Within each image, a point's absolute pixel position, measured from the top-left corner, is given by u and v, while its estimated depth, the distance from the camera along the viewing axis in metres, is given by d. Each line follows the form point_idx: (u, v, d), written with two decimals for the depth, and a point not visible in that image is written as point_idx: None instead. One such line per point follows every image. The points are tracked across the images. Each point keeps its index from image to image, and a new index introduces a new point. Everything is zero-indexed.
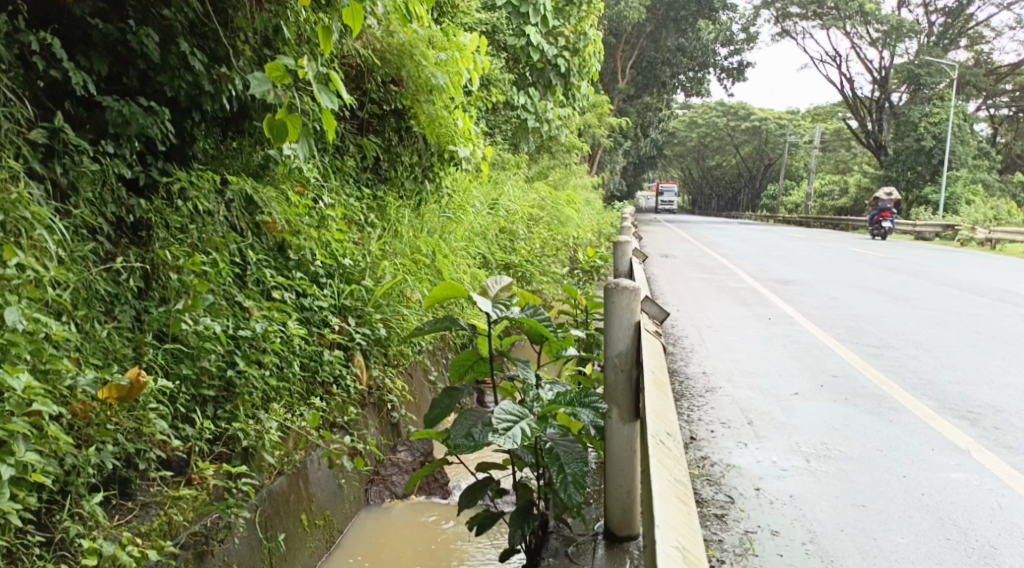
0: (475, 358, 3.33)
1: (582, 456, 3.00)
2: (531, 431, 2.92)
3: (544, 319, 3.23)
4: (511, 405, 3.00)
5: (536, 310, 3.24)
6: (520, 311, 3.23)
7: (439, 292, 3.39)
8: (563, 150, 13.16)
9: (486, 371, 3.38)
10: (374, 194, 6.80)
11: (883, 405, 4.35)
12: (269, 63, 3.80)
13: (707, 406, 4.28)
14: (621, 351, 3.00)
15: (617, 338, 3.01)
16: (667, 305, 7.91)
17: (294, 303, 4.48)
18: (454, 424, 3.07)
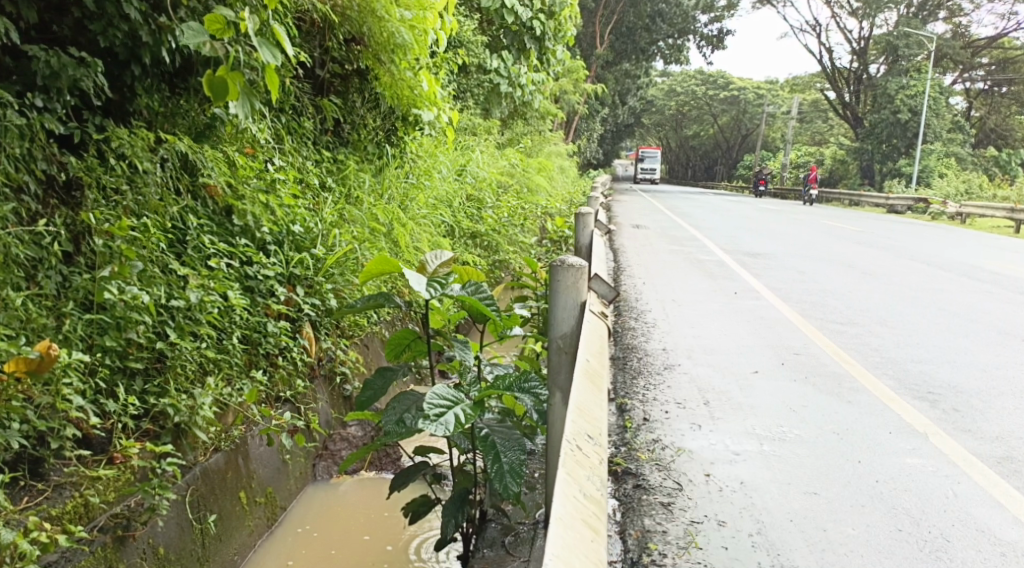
0: (412, 337, 3.17)
1: (519, 444, 2.92)
2: (466, 418, 2.77)
3: (486, 297, 3.05)
4: (446, 389, 2.86)
5: (478, 288, 3.05)
6: (460, 289, 3.04)
7: (373, 268, 3.25)
8: (537, 116, 12.93)
9: (424, 350, 3.23)
10: (334, 158, 6.58)
11: (843, 386, 4.23)
12: (207, 14, 3.74)
13: (664, 386, 4.15)
14: (565, 332, 2.94)
15: (561, 319, 2.95)
16: (633, 276, 7.79)
17: (238, 271, 4.29)
18: (385, 409, 3.00)
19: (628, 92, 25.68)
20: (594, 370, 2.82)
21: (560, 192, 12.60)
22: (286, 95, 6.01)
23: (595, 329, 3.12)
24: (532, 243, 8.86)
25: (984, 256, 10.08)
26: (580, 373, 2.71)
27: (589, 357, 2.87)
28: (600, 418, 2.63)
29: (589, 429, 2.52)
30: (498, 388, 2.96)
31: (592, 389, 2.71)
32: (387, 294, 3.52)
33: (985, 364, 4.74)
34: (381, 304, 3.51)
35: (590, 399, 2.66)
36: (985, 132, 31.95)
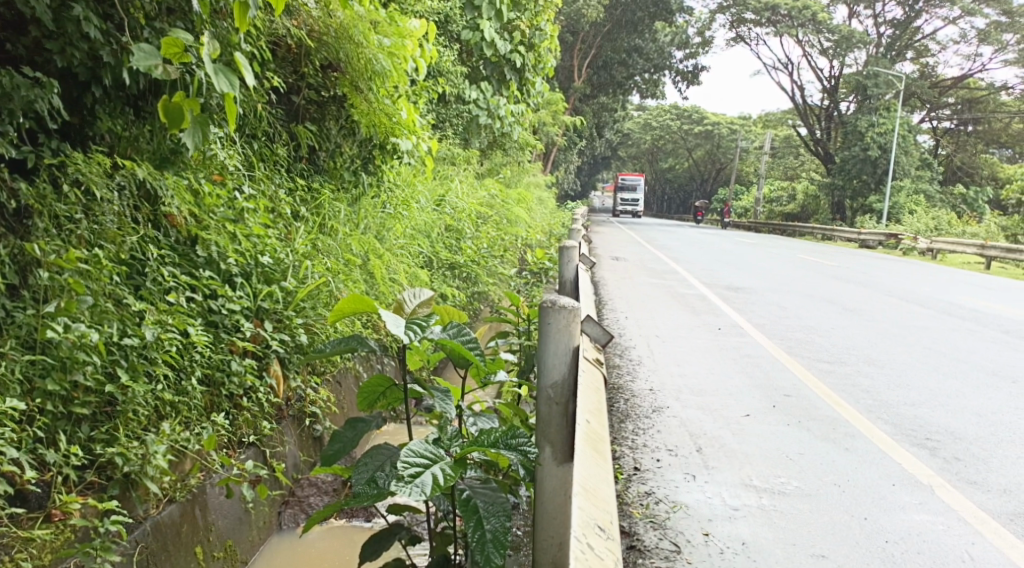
0: (387, 384, 2.91)
1: (504, 508, 2.69)
2: (445, 479, 2.55)
3: (469, 340, 2.81)
4: (424, 446, 2.63)
5: (460, 330, 2.81)
6: (442, 331, 2.81)
7: (344, 308, 2.98)
8: (517, 148, 12.78)
9: (399, 398, 2.97)
10: (308, 186, 6.34)
11: (839, 431, 4.03)
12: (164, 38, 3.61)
13: (653, 430, 3.93)
14: (556, 382, 2.72)
15: (553, 364, 2.71)
16: (616, 311, 7.61)
17: (200, 306, 4.05)
18: (356, 465, 2.77)
19: (605, 126, 25.72)
20: (592, 436, 2.86)
21: (541, 224, 12.43)
22: (256, 121, 5.79)
23: (588, 374, 3.09)
24: (512, 274, 8.64)
25: (962, 293, 10.02)
26: (582, 445, 2.76)
27: (587, 418, 2.90)
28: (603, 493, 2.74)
29: (596, 519, 2.60)
30: (479, 446, 2.69)
31: (593, 459, 2.79)
32: (359, 335, 3.26)
33: (981, 408, 4.56)
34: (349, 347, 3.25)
35: (590, 476, 2.73)
36: (954, 169, 32.39)
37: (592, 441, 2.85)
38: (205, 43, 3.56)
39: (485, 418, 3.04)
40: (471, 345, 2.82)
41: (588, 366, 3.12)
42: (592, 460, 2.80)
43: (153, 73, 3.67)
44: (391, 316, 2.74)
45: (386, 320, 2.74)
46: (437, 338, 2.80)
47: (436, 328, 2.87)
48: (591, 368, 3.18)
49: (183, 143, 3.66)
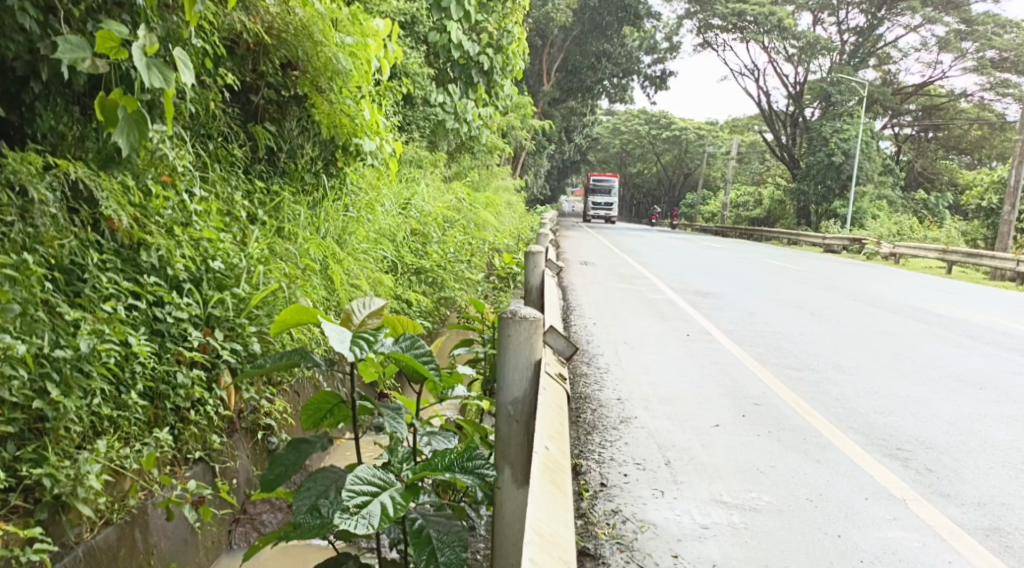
0: (334, 401, 2.78)
1: (459, 539, 2.59)
2: (394, 509, 2.44)
3: (423, 352, 2.67)
4: (371, 473, 2.52)
5: (413, 341, 2.67)
6: (394, 343, 2.67)
7: (288, 317, 2.81)
8: (485, 151, 12.62)
9: (347, 416, 2.82)
10: (266, 189, 6.13)
11: (811, 441, 3.91)
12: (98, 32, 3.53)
13: (621, 443, 3.78)
14: (516, 398, 2.76)
15: (513, 382, 2.76)
16: (583, 316, 7.47)
17: (144, 314, 3.86)
18: (299, 492, 2.64)
19: (574, 130, 25.67)
20: (550, 468, 2.64)
21: (509, 228, 12.28)
22: (210, 121, 5.59)
23: (549, 404, 2.92)
24: (479, 279, 8.48)
25: (929, 298, 10.02)
26: (538, 482, 2.50)
27: (545, 447, 2.69)
28: (564, 537, 2.41)
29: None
30: (434, 470, 2.58)
31: (550, 499, 2.50)
32: (301, 348, 3.09)
33: (951, 416, 4.47)
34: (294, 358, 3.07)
35: (547, 518, 2.41)
36: (916, 175, 32.81)
37: (551, 474, 2.62)
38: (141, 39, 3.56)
39: (439, 438, 2.93)
40: (425, 358, 2.68)
41: (550, 392, 2.97)
42: (550, 499, 2.51)
43: (81, 65, 3.61)
44: (338, 330, 2.59)
45: (333, 334, 2.60)
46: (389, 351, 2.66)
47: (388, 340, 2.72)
48: (554, 386, 3.05)
49: (114, 141, 3.65)
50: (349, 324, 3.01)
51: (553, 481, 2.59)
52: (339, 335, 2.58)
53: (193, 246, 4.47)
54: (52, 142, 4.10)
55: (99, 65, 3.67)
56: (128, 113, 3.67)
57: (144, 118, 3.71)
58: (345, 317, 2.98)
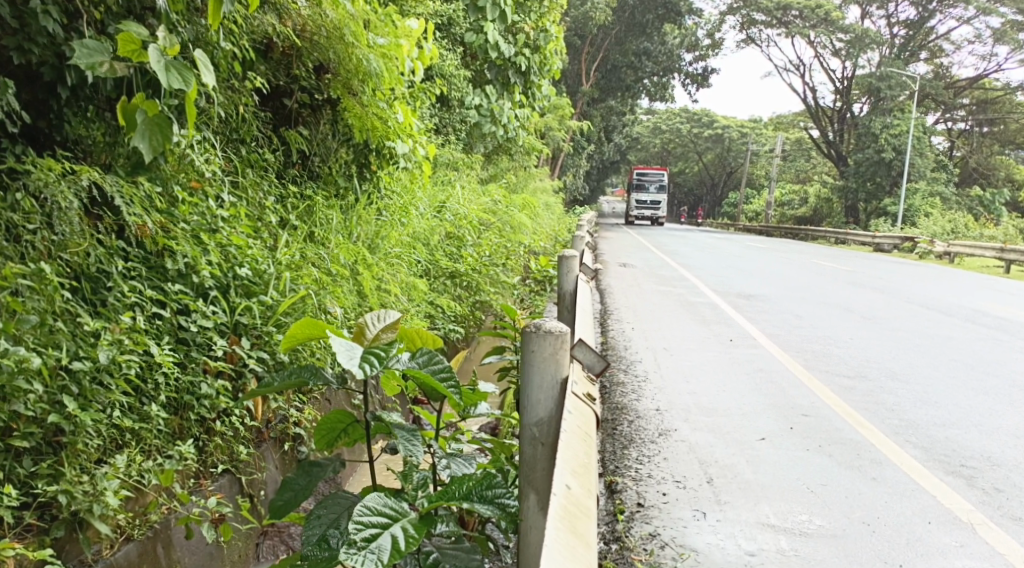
0: (347, 421, 2.77)
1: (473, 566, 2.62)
2: (404, 543, 2.39)
3: (440, 368, 2.63)
4: (379, 505, 2.47)
5: (431, 357, 2.63)
6: (410, 359, 2.63)
7: (298, 333, 2.78)
8: (522, 152, 12.47)
9: (361, 436, 2.81)
10: (298, 193, 6.04)
11: (865, 457, 3.69)
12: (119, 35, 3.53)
13: (659, 458, 3.60)
14: (540, 419, 2.73)
15: (536, 404, 2.74)
16: (621, 321, 7.29)
17: (170, 323, 3.79)
18: (310, 519, 2.66)
19: (614, 130, 25.39)
20: (569, 511, 2.36)
21: (546, 229, 12.13)
22: (241, 125, 5.51)
23: (572, 438, 2.67)
24: (515, 283, 8.32)
25: (985, 300, 9.64)
26: (555, 524, 2.24)
27: (565, 487, 2.43)
28: None
29: None
30: (449, 501, 2.54)
31: (570, 544, 2.22)
32: (310, 364, 2.99)
33: (1017, 430, 4.21)
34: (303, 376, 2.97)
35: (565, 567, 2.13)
36: (968, 172, 31.94)
37: (569, 517, 2.34)
38: (161, 41, 3.63)
39: (459, 461, 2.82)
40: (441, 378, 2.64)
41: (574, 423, 2.72)
42: (570, 544, 2.23)
43: (100, 68, 3.59)
44: (352, 346, 2.55)
45: (346, 349, 2.55)
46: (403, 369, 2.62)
47: (404, 357, 2.67)
48: (584, 405, 2.90)
49: (135, 145, 3.59)
50: (362, 337, 2.90)
51: (571, 526, 2.31)
52: (352, 349, 2.54)
53: (221, 252, 4.39)
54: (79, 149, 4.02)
55: (118, 68, 3.64)
56: (149, 117, 3.62)
57: (165, 122, 3.66)
58: (357, 330, 2.82)
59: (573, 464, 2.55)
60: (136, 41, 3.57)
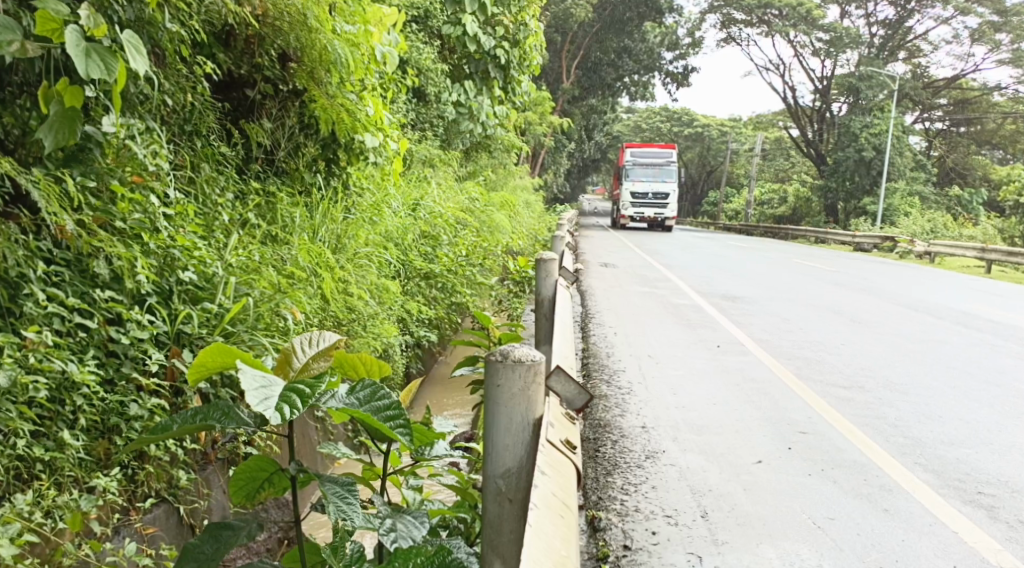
0: (268, 471, 2.42)
1: None
2: None
3: (386, 401, 2.31)
4: None
5: (374, 389, 2.31)
6: (350, 394, 2.31)
7: (208, 361, 2.29)
8: (503, 149, 12.11)
9: (285, 487, 2.46)
10: (260, 189, 5.64)
11: (873, 483, 3.34)
12: (37, 14, 3.23)
13: (648, 487, 3.24)
14: (507, 470, 2.48)
15: (501, 453, 2.47)
16: (604, 325, 6.94)
17: (99, 338, 3.45)
18: None
19: (594, 129, 25.00)
20: None
21: (526, 229, 11.79)
22: (195, 115, 5.10)
23: (546, 515, 2.32)
24: (493, 285, 7.95)
25: (974, 302, 9.37)
26: None
27: None
28: None
29: None
30: None
31: None
32: (221, 403, 2.38)
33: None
34: (206, 415, 2.36)
35: None
36: (947, 170, 31.85)
37: None
38: (84, 21, 3.30)
39: (408, 521, 2.44)
40: (381, 414, 2.31)
41: (546, 494, 2.38)
42: None
43: (9, 48, 3.23)
44: (270, 387, 2.22)
45: (262, 390, 2.22)
46: (337, 406, 2.30)
47: (341, 391, 2.34)
48: (552, 460, 2.54)
49: (42, 137, 3.37)
50: (288, 367, 2.51)
51: None
52: (271, 388, 2.23)
53: (162, 254, 4.01)
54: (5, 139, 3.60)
55: (30, 49, 3.27)
56: (62, 109, 3.41)
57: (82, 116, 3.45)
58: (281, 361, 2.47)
59: (546, 554, 2.18)
60: (56, 20, 3.26)
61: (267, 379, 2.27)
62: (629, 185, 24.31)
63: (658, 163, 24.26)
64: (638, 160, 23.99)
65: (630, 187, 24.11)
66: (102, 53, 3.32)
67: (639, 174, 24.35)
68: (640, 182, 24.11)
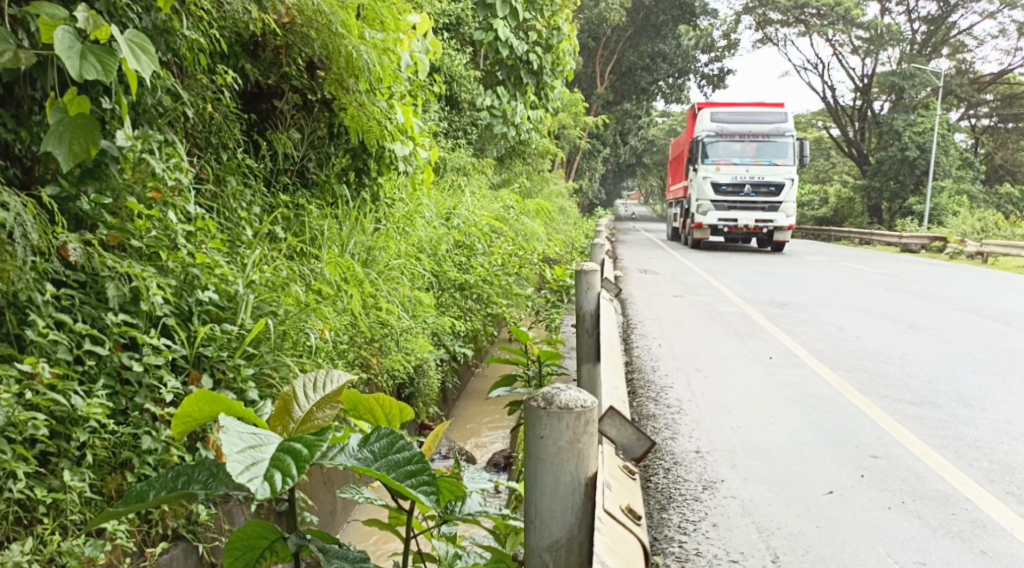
0: (268, 539, 2.20)
1: None
2: None
3: (405, 455, 2.08)
4: None
5: (391, 440, 2.09)
6: (365, 450, 2.08)
7: (193, 410, 2.10)
8: (538, 156, 11.85)
9: (288, 557, 2.23)
10: (288, 202, 5.41)
11: (962, 520, 3.03)
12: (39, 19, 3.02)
13: (708, 525, 2.96)
14: (556, 542, 2.16)
15: (551, 521, 2.16)
16: (649, 336, 6.62)
17: (110, 366, 3.22)
18: None
19: (629, 133, 24.59)
20: None
21: (563, 236, 11.50)
22: (220, 127, 4.86)
23: None
24: (530, 295, 7.65)
25: None
26: None
27: None
28: None
29: None
30: None
31: None
32: (207, 464, 2.17)
33: None
34: (188, 479, 2.15)
35: None
36: (995, 167, 30.91)
37: None
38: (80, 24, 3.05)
39: None
40: (398, 473, 2.05)
41: None
42: None
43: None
44: (258, 452, 1.99)
45: (251, 453, 1.99)
46: (346, 465, 2.05)
47: (353, 447, 2.10)
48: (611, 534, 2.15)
49: (50, 149, 3.14)
50: (288, 415, 2.29)
51: None
52: (262, 450, 2.01)
53: (181, 273, 3.77)
54: (21, 157, 3.40)
55: (22, 58, 3.05)
56: (70, 118, 3.19)
57: (91, 125, 3.20)
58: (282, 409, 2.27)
59: None
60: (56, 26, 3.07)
61: (261, 439, 2.04)
62: (707, 171, 15.58)
63: (759, 134, 15.24)
64: (724, 126, 15.40)
65: (710, 175, 15.52)
66: (100, 54, 3.07)
67: (723, 152, 15.38)
68: (727, 164, 15.39)
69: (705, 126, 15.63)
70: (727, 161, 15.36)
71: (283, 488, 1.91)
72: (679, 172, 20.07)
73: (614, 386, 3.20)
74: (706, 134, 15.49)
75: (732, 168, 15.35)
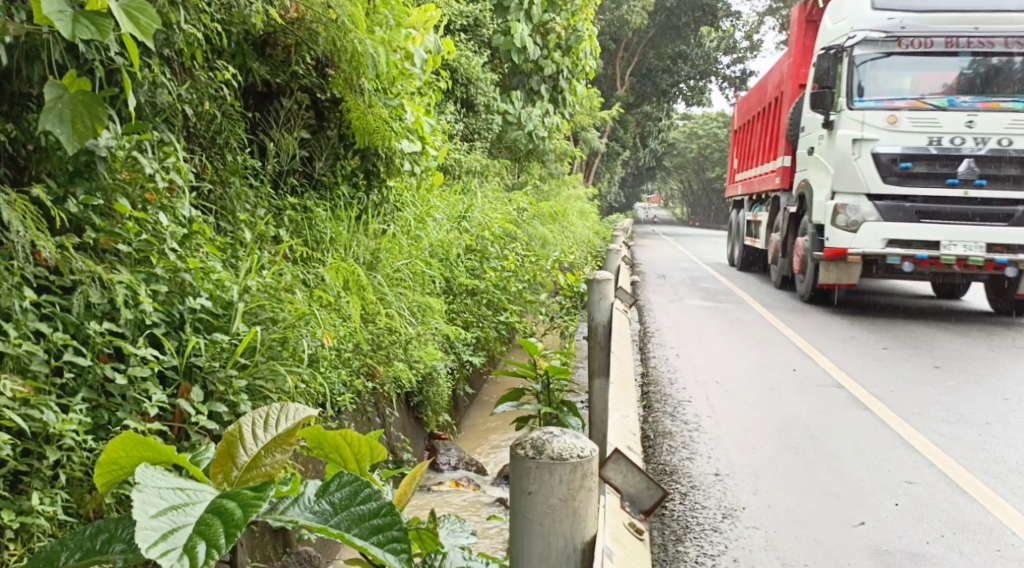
0: None
1: None
2: None
3: (365, 506, 1.90)
4: None
5: (352, 490, 1.90)
6: (319, 501, 1.90)
7: (118, 457, 1.92)
8: (555, 159, 11.64)
9: None
10: (296, 204, 5.23)
11: (1008, 557, 2.80)
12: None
13: (729, 559, 2.76)
14: None
15: None
16: (666, 345, 6.39)
17: (93, 379, 3.04)
18: None
19: (649, 137, 24.28)
20: None
21: (580, 240, 11.26)
22: (222, 126, 4.67)
23: None
24: (544, 301, 7.43)
25: None
26: None
27: None
28: None
29: None
30: None
31: None
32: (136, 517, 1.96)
33: None
34: (110, 537, 1.93)
35: None
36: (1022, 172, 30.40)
37: None
38: None
39: None
40: (361, 529, 1.85)
41: None
42: None
43: None
44: (184, 513, 1.79)
45: (175, 515, 1.78)
46: (301, 522, 1.87)
47: (309, 497, 1.91)
48: None
49: (49, 128, 2.90)
50: (232, 460, 2.08)
51: None
52: (187, 512, 1.80)
53: (174, 279, 3.59)
54: (12, 155, 3.26)
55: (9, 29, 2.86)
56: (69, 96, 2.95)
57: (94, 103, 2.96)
58: (224, 452, 2.07)
59: None
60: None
61: (186, 499, 1.83)
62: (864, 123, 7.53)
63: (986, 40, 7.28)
64: (911, 20, 7.45)
65: (870, 130, 7.47)
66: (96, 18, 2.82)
67: (890, 83, 7.48)
68: (913, 107, 7.32)
69: (860, 20, 7.71)
70: (907, 103, 7.38)
71: (207, 563, 1.70)
72: (750, 157, 12.67)
73: (627, 412, 3.00)
74: (860, 37, 7.60)
75: (922, 119, 7.29)
